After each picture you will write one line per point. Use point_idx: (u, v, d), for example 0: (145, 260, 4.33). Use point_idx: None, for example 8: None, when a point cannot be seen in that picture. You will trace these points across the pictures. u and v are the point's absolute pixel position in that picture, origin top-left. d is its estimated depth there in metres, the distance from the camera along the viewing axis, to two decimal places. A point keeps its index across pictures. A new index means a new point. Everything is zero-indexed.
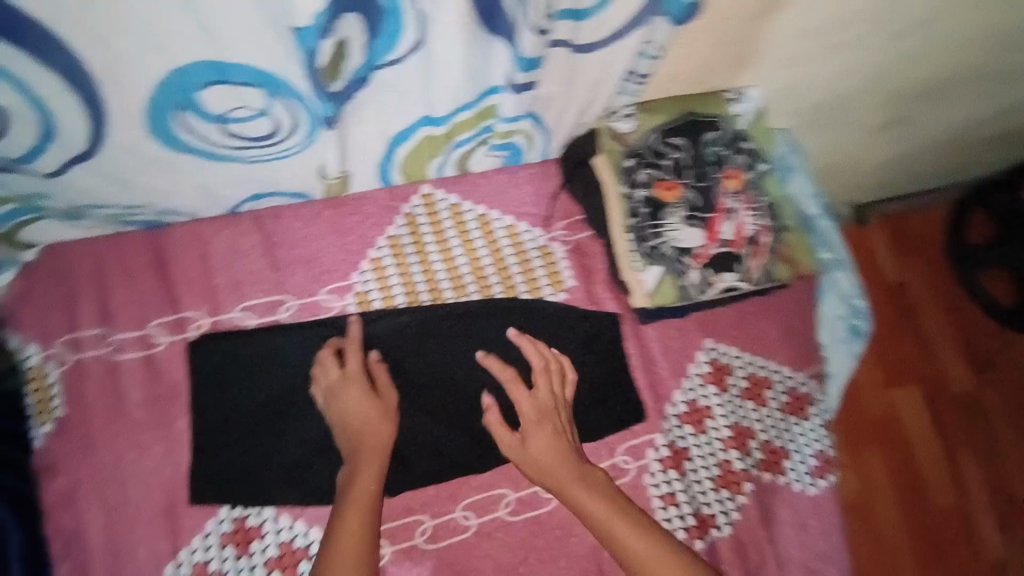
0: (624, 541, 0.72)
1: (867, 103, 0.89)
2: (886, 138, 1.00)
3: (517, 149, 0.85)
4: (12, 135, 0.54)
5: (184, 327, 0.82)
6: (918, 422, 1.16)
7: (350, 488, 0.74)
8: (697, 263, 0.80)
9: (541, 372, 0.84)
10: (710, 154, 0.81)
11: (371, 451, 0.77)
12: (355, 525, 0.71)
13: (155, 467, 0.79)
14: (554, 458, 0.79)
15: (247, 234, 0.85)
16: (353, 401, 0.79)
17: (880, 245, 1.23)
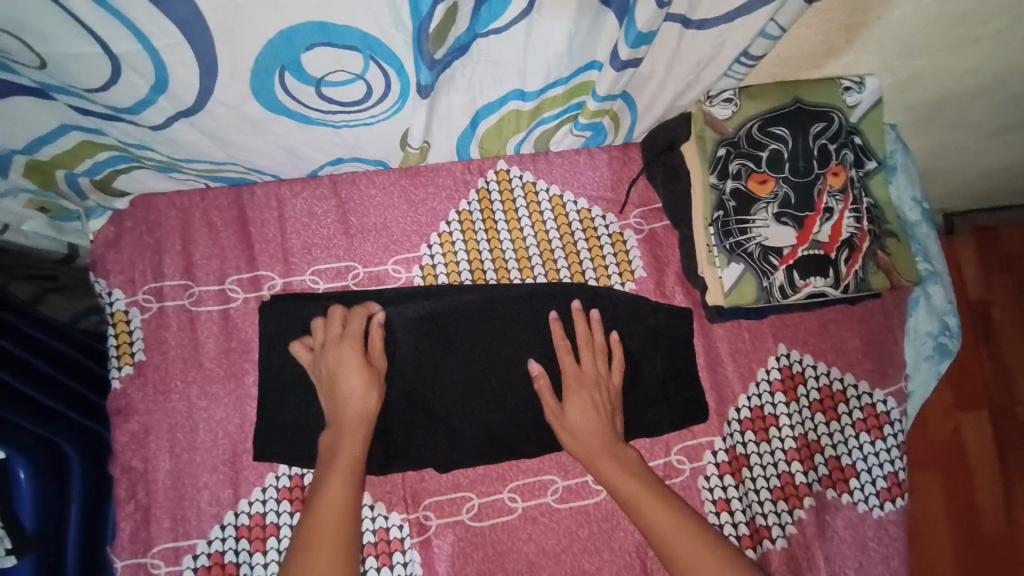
0: (653, 518, 0.70)
1: (989, 104, 0.81)
2: (1000, 144, 0.91)
3: (602, 129, 0.81)
4: (124, 84, 0.55)
5: (259, 286, 0.84)
6: (983, 448, 1.09)
7: (335, 454, 0.73)
8: (783, 265, 0.74)
9: (587, 345, 0.81)
10: (814, 147, 0.75)
11: (352, 419, 0.75)
12: (339, 493, 0.71)
13: (223, 417, 0.82)
14: (589, 433, 0.77)
15: (323, 198, 0.85)
16: (345, 363, 0.77)
17: (969, 258, 1.13)
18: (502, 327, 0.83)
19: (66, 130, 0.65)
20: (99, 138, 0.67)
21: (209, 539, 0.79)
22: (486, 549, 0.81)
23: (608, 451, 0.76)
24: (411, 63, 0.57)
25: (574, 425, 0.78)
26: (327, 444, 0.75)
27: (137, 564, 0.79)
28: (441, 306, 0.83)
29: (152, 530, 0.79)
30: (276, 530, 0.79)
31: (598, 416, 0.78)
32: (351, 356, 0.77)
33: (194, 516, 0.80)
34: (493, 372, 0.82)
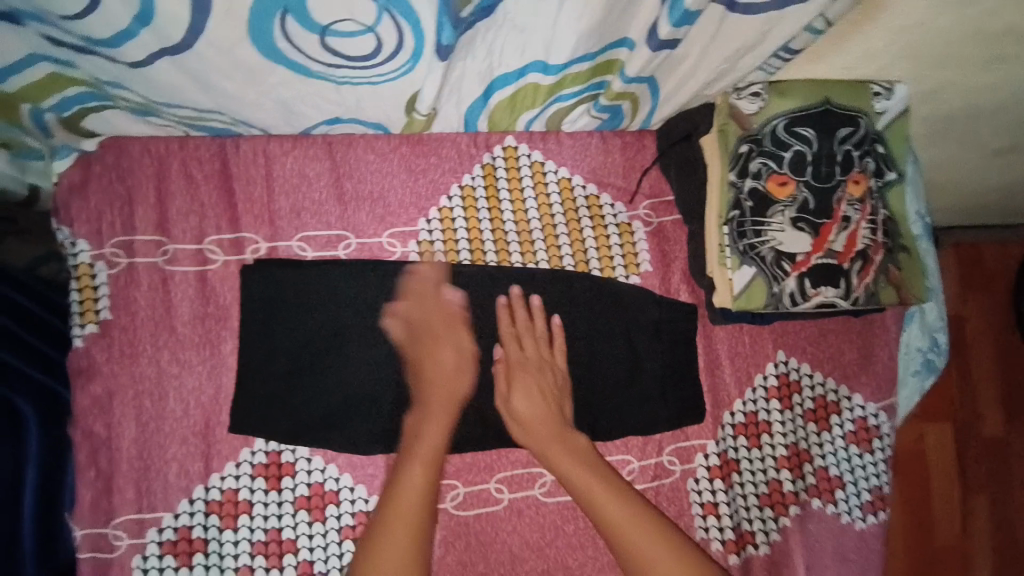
0: (605, 511, 0.69)
1: (1005, 122, 0.80)
2: (1007, 165, 0.90)
3: (619, 113, 0.77)
4: (105, 13, 0.49)
5: (241, 248, 0.78)
6: (941, 457, 1.10)
7: (415, 442, 0.71)
8: (796, 271, 0.72)
9: (529, 332, 0.78)
10: (839, 151, 0.71)
11: (445, 395, 0.74)
12: (419, 480, 0.69)
13: (195, 387, 0.76)
14: (540, 426, 0.74)
15: (316, 159, 0.79)
16: (439, 344, 0.76)
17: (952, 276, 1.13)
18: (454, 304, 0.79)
19: (34, 61, 0.58)
20: (68, 72, 0.60)
21: (176, 513, 0.75)
22: (468, 539, 0.78)
23: (582, 466, 0.72)
24: (432, 18, 0.51)
25: (520, 419, 0.75)
26: (411, 426, 0.73)
27: (98, 534, 0.74)
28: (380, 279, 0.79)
29: (115, 499, 0.74)
30: (249, 508, 0.75)
31: (545, 404, 0.75)
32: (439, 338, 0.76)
33: (161, 488, 0.75)
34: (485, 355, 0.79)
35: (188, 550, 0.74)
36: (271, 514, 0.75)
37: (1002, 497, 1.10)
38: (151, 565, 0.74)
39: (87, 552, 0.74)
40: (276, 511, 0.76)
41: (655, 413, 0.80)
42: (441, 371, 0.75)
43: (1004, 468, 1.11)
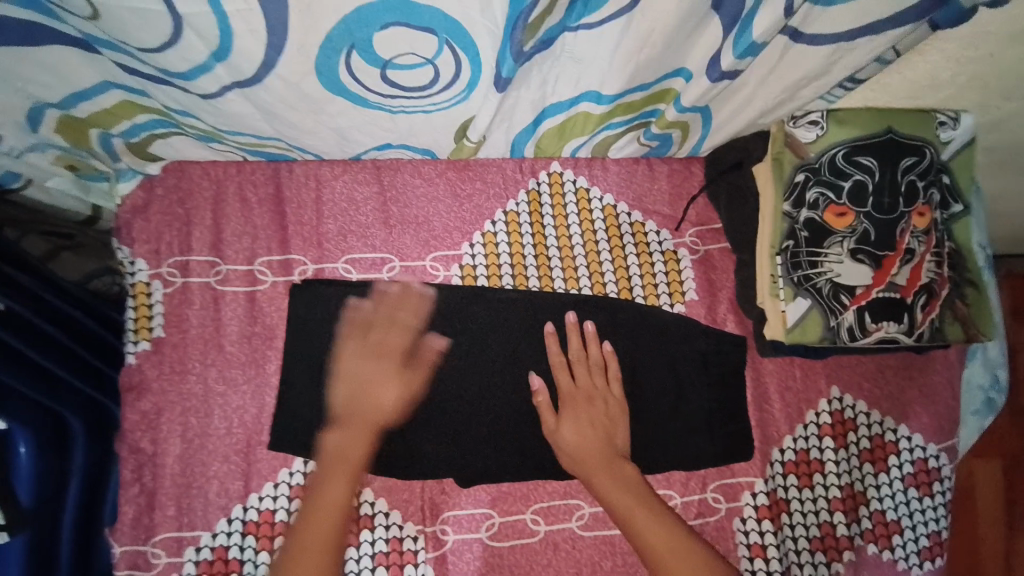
0: (641, 532, 0.67)
1: None
2: None
3: (669, 141, 0.76)
4: (181, 47, 0.50)
5: (288, 270, 0.79)
6: (992, 497, 1.03)
7: (341, 457, 0.71)
8: (854, 305, 0.69)
9: (583, 362, 0.77)
10: (903, 182, 0.69)
11: (359, 423, 0.73)
12: (338, 496, 0.69)
13: (239, 405, 0.77)
14: (592, 457, 0.73)
15: (364, 183, 0.80)
16: (384, 374, 0.74)
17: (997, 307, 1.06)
18: (501, 330, 0.79)
19: (107, 88, 0.60)
20: (137, 99, 0.62)
21: (214, 532, 0.75)
22: (503, 571, 0.76)
23: (632, 494, 0.70)
24: (493, 50, 0.52)
25: (569, 449, 0.74)
26: (334, 443, 0.73)
27: (137, 551, 0.75)
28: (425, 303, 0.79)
29: (157, 516, 0.76)
30: (284, 528, 0.75)
31: (597, 436, 0.74)
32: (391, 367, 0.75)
33: (201, 506, 0.76)
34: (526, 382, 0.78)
35: (224, 570, 0.75)
36: None
37: None
38: None
39: (125, 569, 0.75)
40: None
41: (700, 449, 0.77)
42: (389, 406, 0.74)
43: None
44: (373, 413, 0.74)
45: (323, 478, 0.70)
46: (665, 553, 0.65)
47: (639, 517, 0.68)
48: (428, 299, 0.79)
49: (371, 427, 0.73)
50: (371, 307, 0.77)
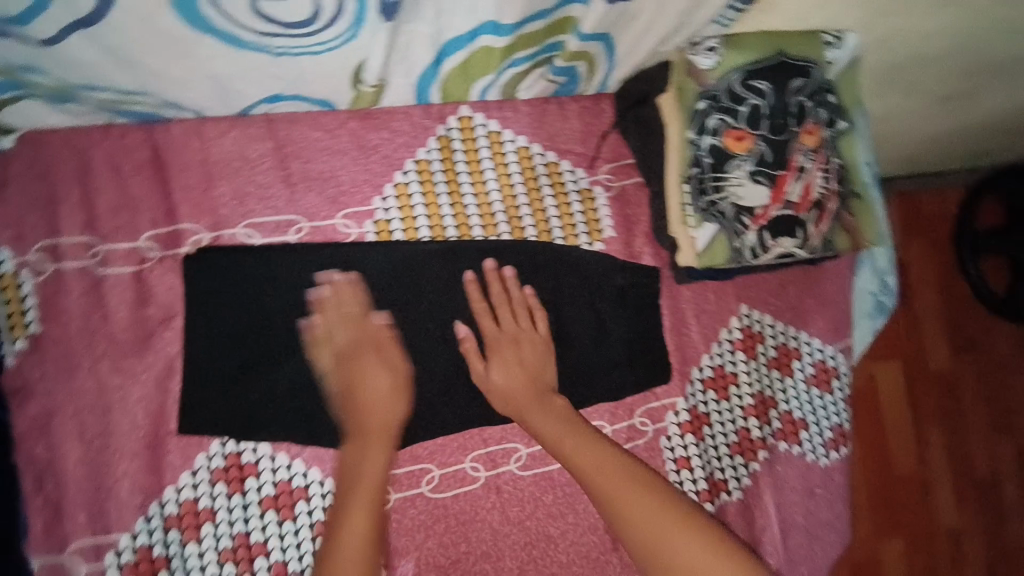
0: (576, 458, 0.70)
1: (941, 74, 0.88)
2: (942, 115, 1.01)
3: (576, 75, 0.75)
4: None
5: (179, 242, 0.73)
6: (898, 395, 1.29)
7: (358, 479, 0.68)
8: (755, 224, 0.73)
9: (507, 307, 0.77)
10: (792, 103, 0.72)
11: (376, 431, 0.70)
12: (363, 519, 0.66)
13: (144, 394, 0.72)
14: (523, 396, 0.74)
15: (258, 139, 0.74)
16: (375, 374, 0.71)
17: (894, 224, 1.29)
18: (418, 289, 0.77)
19: None
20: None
21: (133, 533, 0.70)
22: (448, 520, 0.77)
23: (567, 430, 0.71)
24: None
25: (497, 391, 0.75)
26: (349, 461, 0.70)
27: (53, 565, 0.69)
28: (335, 264, 0.75)
29: (64, 527, 0.70)
30: (212, 515, 0.71)
31: (523, 374, 0.75)
32: (359, 369, 0.71)
33: (114, 508, 0.70)
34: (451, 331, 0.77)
35: (151, 570, 0.70)
36: (236, 520, 0.72)
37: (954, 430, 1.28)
38: None
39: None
40: (242, 516, 0.72)
41: (624, 379, 0.81)
42: (398, 410, 0.72)
43: (949, 402, 1.29)
44: (381, 423, 0.71)
45: (343, 504, 0.68)
46: (603, 478, 0.68)
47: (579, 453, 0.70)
48: (338, 259, 0.75)
49: (384, 436, 0.70)
50: (328, 314, 0.73)
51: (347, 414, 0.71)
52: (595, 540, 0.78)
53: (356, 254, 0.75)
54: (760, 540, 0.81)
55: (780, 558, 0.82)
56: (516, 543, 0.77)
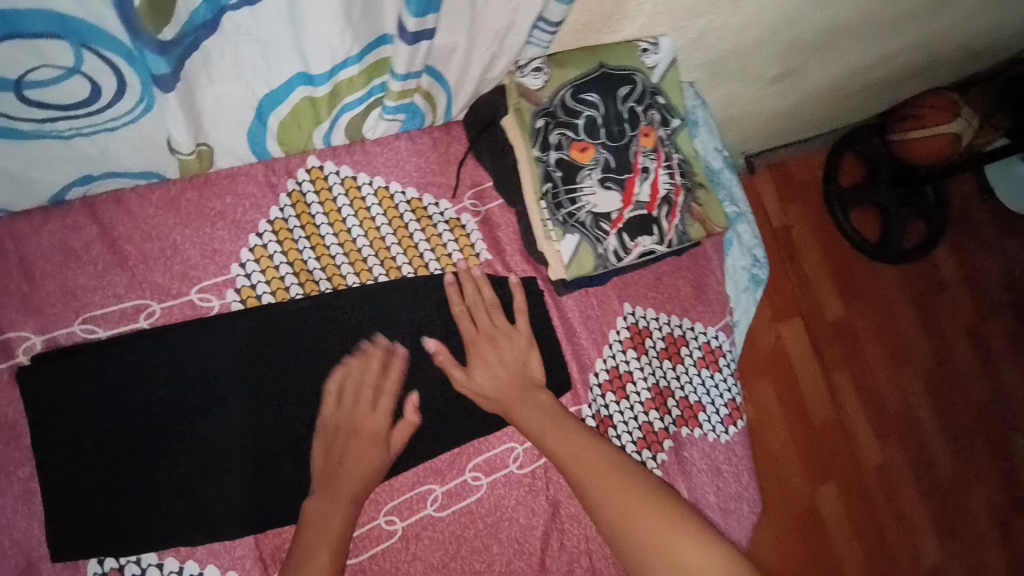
0: (555, 446, 0.72)
1: (763, 56, 1.05)
2: (775, 90, 1.25)
3: (415, 109, 0.75)
4: None
5: (11, 352, 0.66)
6: (795, 344, 1.61)
7: (318, 528, 0.66)
8: (614, 229, 0.75)
9: (481, 305, 0.78)
10: (623, 110, 0.76)
11: (345, 488, 0.69)
12: (323, 569, 0.63)
13: (3, 524, 0.64)
14: (515, 396, 0.76)
15: (80, 227, 0.68)
16: (365, 439, 0.71)
17: (768, 192, 1.67)
18: (301, 353, 0.73)
19: None
20: None
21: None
22: None
23: (552, 425, 0.73)
24: (130, 43, 0.46)
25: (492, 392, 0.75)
26: (312, 510, 0.67)
27: None
28: (205, 343, 0.70)
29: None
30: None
31: (506, 373, 0.76)
32: (369, 431, 0.71)
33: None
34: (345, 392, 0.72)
35: None
36: None
37: (861, 363, 1.67)
38: None
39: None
40: None
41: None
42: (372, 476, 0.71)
43: (856, 340, 1.67)
44: (351, 484, 0.69)
45: (300, 555, 0.64)
46: (596, 479, 0.68)
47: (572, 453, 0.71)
48: (213, 341, 0.70)
49: (354, 495, 0.69)
50: (305, 355, 0.73)
51: (329, 471, 0.69)
52: (523, 565, 0.76)
53: (232, 334, 0.71)
54: None
55: None
56: None
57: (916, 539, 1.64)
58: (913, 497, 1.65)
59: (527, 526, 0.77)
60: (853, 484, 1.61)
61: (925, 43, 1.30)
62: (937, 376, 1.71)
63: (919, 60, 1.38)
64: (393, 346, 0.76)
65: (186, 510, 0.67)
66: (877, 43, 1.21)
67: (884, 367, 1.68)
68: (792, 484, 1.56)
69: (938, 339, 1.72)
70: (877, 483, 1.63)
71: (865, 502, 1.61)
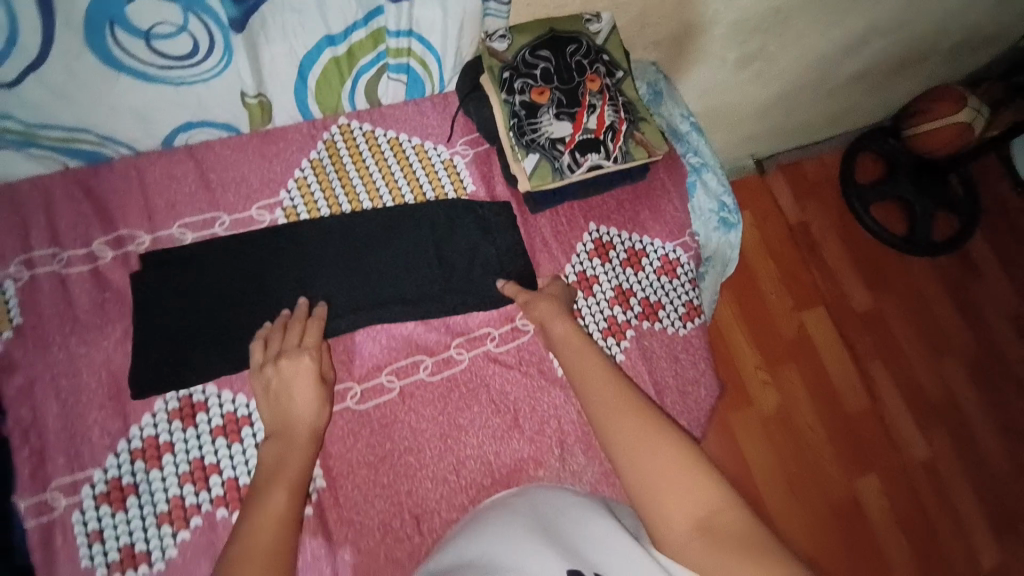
0: (582, 364, 0.81)
1: (724, 36, 1.22)
2: (751, 72, 1.37)
3: (414, 73, 1.00)
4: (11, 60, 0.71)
5: (123, 244, 0.91)
6: (821, 331, 1.69)
7: (280, 468, 0.75)
8: (567, 149, 0.95)
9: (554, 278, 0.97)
10: (572, 62, 0.97)
11: (299, 429, 0.79)
12: (282, 504, 0.71)
13: (105, 359, 0.86)
14: (546, 310, 0.89)
15: (181, 162, 0.95)
16: (295, 376, 0.82)
17: (780, 186, 1.83)
18: (338, 264, 0.94)
19: None
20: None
21: (105, 467, 0.81)
22: (371, 425, 0.89)
23: (580, 351, 0.83)
24: (216, 5, 0.74)
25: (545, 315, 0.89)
26: (271, 455, 0.77)
27: (39, 500, 0.79)
28: (261, 244, 0.93)
29: (48, 468, 0.80)
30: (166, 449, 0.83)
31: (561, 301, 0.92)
32: (303, 367, 0.82)
33: (88, 450, 0.82)
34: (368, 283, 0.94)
35: (122, 496, 0.81)
36: (192, 447, 0.84)
37: (891, 349, 1.73)
38: (90, 517, 0.79)
39: (32, 519, 0.78)
40: (196, 444, 0.84)
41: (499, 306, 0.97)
42: (317, 413, 0.81)
43: (883, 327, 1.75)
44: (302, 427, 0.79)
45: (262, 488, 0.73)
46: (609, 396, 0.76)
47: (601, 390, 0.78)
48: (297, 256, 0.94)
49: (306, 437, 0.79)
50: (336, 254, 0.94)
51: (279, 412, 0.80)
52: (497, 421, 0.92)
53: (315, 251, 0.94)
54: None
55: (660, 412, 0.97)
56: (430, 440, 0.90)
57: (971, 539, 1.60)
58: (965, 491, 1.64)
59: (502, 390, 0.94)
60: (897, 476, 1.61)
61: (895, 27, 1.42)
62: (983, 367, 1.76)
63: (892, 46, 1.51)
64: (398, 262, 0.96)
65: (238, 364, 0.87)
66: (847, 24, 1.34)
67: (920, 353, 1.74)
68: (828, 472, 1.57)
69: (978, 329, 1.79)
70: (924, 476, 1.63)
71: (912, 495, 1.60)
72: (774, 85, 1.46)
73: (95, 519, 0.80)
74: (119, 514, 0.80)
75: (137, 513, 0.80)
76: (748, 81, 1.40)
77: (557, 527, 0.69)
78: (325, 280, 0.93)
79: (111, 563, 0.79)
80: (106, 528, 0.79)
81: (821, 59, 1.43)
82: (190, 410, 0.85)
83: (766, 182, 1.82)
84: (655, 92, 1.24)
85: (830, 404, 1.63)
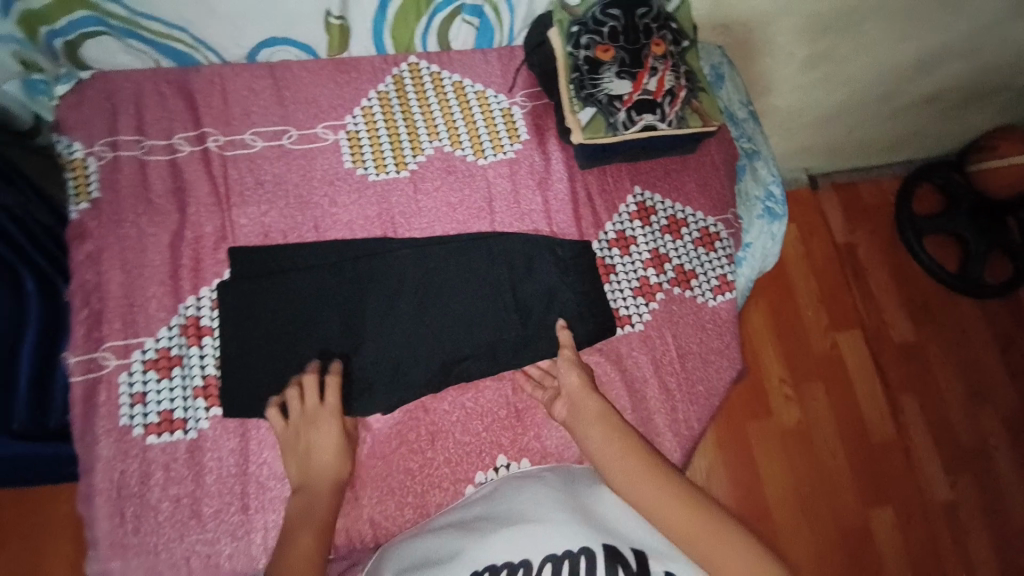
0: (601, 442, 0.78)
1: (794, 30, 1.22)
2: (818, 73, 1.35)
3: (486, 18, 1.04)
4: None
5: (203, 140, 0.97)
6: (857, 355, 1.63)
7: (308, 517, 0.77)
8: (625, 106, 0.98)
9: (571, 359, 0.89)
10: (640, 24, 0.98)
11: (323, 483, 0.81)
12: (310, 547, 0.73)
13: (169, 242, 0.92)
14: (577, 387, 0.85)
15: (261, 78, 1.01)
16: (319, 435, 0.83)
17: (830, 204, 1.78)
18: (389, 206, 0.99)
19: None
20: (108, 6, 0.86)
21: (156, 337, 0.87)
22: None
23: (608, 427, 0.78)
24: None
25: (575, 394, 0.84)
26: (298, 505, 0.79)
27: (89, 358, 0.85)
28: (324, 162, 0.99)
29: (104, 329, 0.87)
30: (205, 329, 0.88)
31: (585, 373, 0.87)
32: (326, 424, 0.83)
33: (142, 319, 0.88)
34: (419, 216, 1.00)
35: (167, 365, 0.87)
36: None
37: (925, 383, 1.68)
38: (136, 379, 0.85)
39: (79, 375, 0.84)
40: None
41: (542, 254, 1.00)
42: (340, 467, 0.82)
43: (919, 359, 1.69)
44: (327, 481, 0.81)
45: (290, 536, 0.75)
46: (643, 481, 0.71)
47: (632, 475, 0.72)
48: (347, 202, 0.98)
49: (330, 487, 0.81)
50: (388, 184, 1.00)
51: (304, 467, 0.82)
52: None
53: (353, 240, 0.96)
54: (662, 366, 1.00)
55: (679, 375, 1.01)
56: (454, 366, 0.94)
57: None
58: (984, 538, 1.58)
59: None
60: (917, 518, 1.54)
61: (974, 50, 1.38)
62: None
63: (970, 70, 1.46)
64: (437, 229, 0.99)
65: (277, 279, 0.91)
66: (927, 34, 1.30)
67: (955, 391, 1.68)
68: (845, 498, 1.51)
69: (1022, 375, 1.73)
70: (944, 519, 1.57)
71: (929, 537, 1.54)
72: (841, 92, 1.43)
73: (139, 382, 0.85)
74: (163, 381, 0.86)
75: (178, 383, 0.86)
76: (816, 83, 1.38)
77: (587, 499, 0.73)
78: (358, 250, 0.95)
79: (150, 424, 0.84)
80: (149, 392, 0.85)
81: (894, 70, 1.39)
82: (235, 303, 0.90)
83: (818, 198, 1.77)
84: (717, 74, 1.25)
85: (853, 434, 1.57)
